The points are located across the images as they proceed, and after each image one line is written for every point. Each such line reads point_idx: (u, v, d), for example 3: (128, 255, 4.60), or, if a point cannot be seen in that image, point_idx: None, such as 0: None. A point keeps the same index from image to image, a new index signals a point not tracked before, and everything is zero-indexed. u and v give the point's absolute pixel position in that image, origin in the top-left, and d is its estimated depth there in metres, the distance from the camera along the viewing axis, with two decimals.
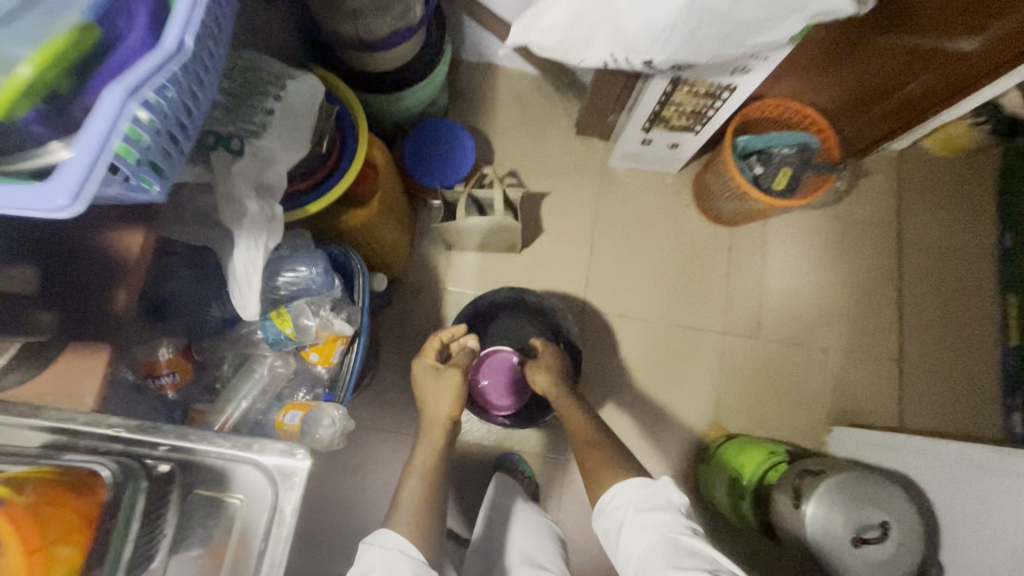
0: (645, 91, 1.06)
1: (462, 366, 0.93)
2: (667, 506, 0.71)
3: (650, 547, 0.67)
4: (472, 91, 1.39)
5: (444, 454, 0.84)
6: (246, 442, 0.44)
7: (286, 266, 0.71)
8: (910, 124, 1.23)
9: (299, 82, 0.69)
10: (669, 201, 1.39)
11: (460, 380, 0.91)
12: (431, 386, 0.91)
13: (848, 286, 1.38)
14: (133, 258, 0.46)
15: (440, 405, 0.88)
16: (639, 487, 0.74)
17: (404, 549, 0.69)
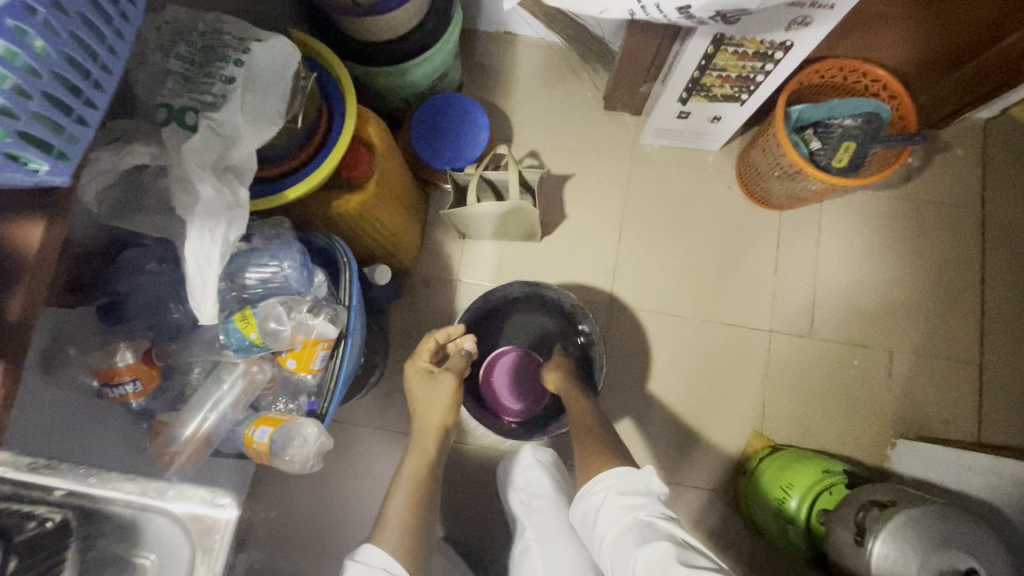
0: (683, 54, 0.91)
1: (457, 371, 0.82)
2: (647, 492, 0.65)
3: (621, 529, 0.62)
4: (489, 64, 1.26)
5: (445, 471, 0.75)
6: (161, 486, 0.36)
7: (256, 261, 0.64)
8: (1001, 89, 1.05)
9: (266, 43, 0.59)
10: (709, 182, 1.23)
11: (455, 387, 0.81)
12: (424, 391, 0.81)
13: (919, 279, 1.20)
14: (34, 254, 0.38)
15: (439, 413, 0.79)
16: (621, 471, 0.68)
17: (391, 569, 0.61)
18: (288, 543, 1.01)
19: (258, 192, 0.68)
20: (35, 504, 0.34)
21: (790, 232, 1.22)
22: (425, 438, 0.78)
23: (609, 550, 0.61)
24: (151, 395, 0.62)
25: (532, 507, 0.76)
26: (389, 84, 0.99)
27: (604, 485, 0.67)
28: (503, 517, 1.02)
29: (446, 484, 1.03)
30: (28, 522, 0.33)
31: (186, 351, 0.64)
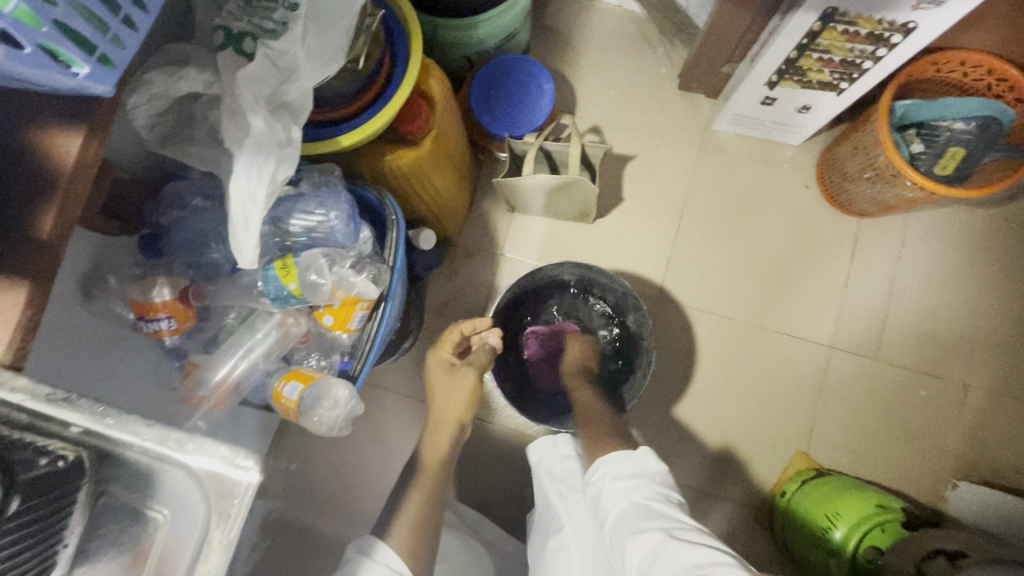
0: (782, 30, 0.81)
1: (478, 367, 0.78)
2: (643, 473, 0.60)
3: (617, 514, 0.58)
4: (561, 29, 1.18)
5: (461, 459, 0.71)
6: (188, 440, 0.32)
7: (303, 207, 0.60)
8: None
9: None
10: (785, 178, 1.13)
11: (474, 386, 0.76)
12: (441, 381, 0.78)
13: (1010, 310, 1.08)
14: (70, 169, 0.35)
15: (452, 409, 0.75)
16: (617, 454, 0.64)
17: (393, 565, 0.57)
18: (303, 498, 1.00)
19: (310, 135, 0.64)
20: (48, 438, 0.31)
21: (868, 243, 1.11)
22: (453, 428, 0.74)
23: (608, 537, 0.58)
24: (185, 334, 0.59)
25: (570, 497, 0.70)
26: (455, 38, 0.93)
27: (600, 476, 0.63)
28: (522, 503, 0.98)
29: (467, 461, 1.00)
30: (40, 459, 0.30)
31: (224, 293, 0.61)
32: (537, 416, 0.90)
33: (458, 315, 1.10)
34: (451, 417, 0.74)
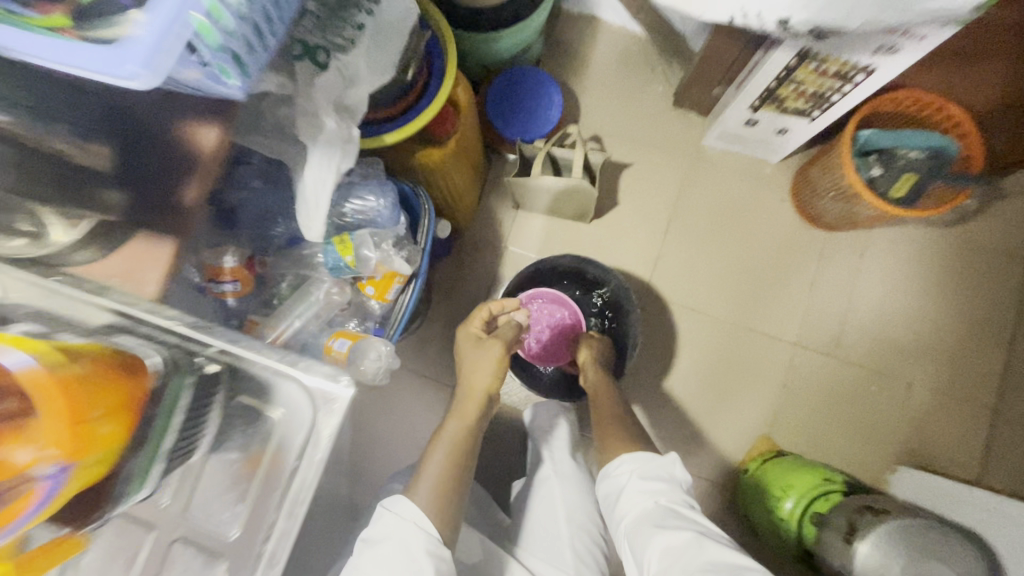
0: (764, 63, 0.93)
1: (503, 340, 0.87)
2: (667, 477, 0.70)
3: (641, 509, 0.67)
4: (570, 45, 1.30)
5: (474, 430, 0.80)
6: (300, 362, 0.44)
7: (355, 193, 0.71)
8: None
9: None
10: (763, 192, 1.27)
11: (500, 356, 0.85)
12: (471, 352, 0.88)
13: (953, 320, 1.22)
14: (207, 152, 0.44)
15: (479, 378, 0.84)
16: (645, 457, 0.73)
17: (420, 523, 0.66)
18: None
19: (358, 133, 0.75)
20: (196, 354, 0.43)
21: (833, 254, 1.25)
22: (479, 401, 0.82)
23: (629, 528, 0.67)
24: (245, 297, 0.69)
25: (554, 448, 0.87)
26: (478, 50, 1.04)
27: (625, 473, 0.73)
28: (515, 471, 1.10)
29: None
30: (197, 365, 0.42)
31: (278, 264, 0.74)
32: (534, 391, 1.01)
33: (465, 299, 1.21)
34: (476, 387, 0.84)
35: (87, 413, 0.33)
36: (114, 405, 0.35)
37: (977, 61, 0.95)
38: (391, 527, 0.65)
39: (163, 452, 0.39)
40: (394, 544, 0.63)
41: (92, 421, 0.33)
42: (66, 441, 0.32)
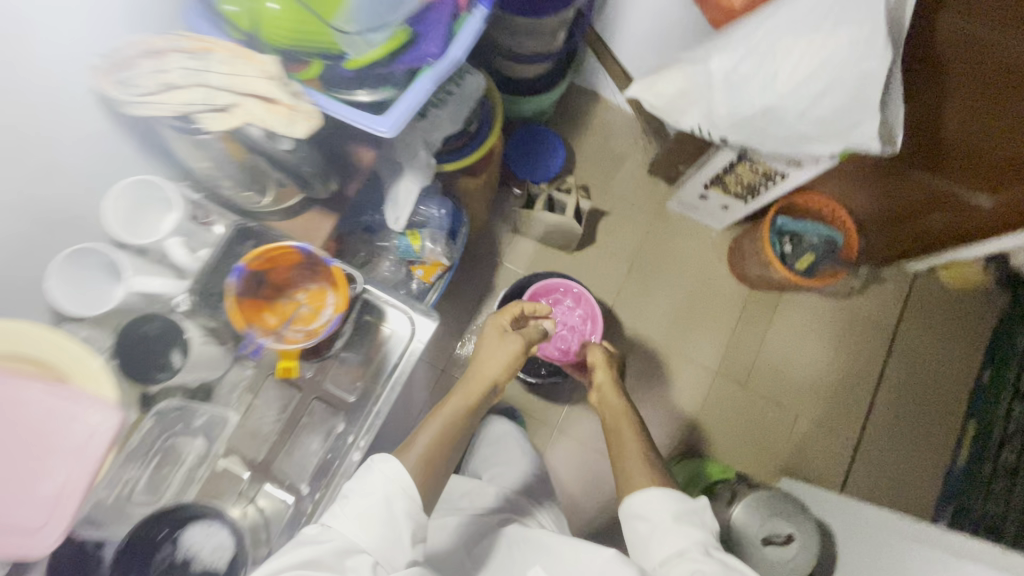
0: (714, 157, 1.29)
1: (523, 339, 0.97)
2: (700, 522, 0.70)
3: (677, 553, 0.67)
4: (574, 113, 1.64)
5: (472, 412, 0.89)
6: (408, 312, 0.69)
7: (422, 202, 0.98)
8: (929, 248, 1.39)
9: (473, 77, 0.94)
10: (706, 251, 1.62)
11: (515, 352, 0.96)
12: (493, 343, 0.98)
13: (836, 370, 1.57)
14: (364, 166, 0.71)
15: (490, 365, 0.94)
16: (676, 497, 0.72)
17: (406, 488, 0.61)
18: None
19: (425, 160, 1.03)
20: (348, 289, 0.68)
21: (752, 307, 1.60)
22: (484, 387, 0.92)
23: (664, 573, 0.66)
24: None
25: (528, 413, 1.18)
26: (508, 109, 1.35)
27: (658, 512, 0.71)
28: None
29: None
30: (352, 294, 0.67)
31: None
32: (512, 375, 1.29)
33: (465, 299, 1.49)
34: (486, 374, 0.93)
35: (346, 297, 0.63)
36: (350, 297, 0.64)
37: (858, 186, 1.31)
38: (379, 487, 0.60)
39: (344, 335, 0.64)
40: (378, 503, 0.59)
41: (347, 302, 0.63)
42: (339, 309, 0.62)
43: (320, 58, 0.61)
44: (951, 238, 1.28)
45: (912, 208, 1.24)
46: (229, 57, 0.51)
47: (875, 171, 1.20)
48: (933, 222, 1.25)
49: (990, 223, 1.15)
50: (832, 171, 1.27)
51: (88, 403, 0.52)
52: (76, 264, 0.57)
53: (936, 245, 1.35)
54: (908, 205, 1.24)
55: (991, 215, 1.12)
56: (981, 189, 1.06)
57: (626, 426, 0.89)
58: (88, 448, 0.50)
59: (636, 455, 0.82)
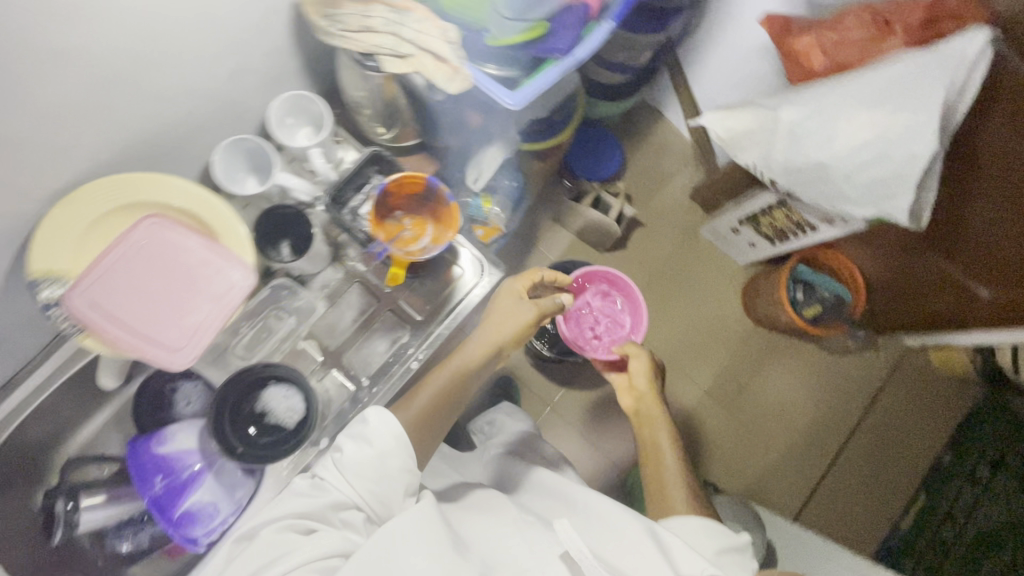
0: (756, 197, 1.40)
1: (542, 308, 0.77)
2: (743, 565, 0.63)
3: None
4: (635, 126, 1.75)
5: (464, 387, 0.72)
6: (481, 259, 0.80)
7: (498, 172, 1.08)
8: (927, 326, 1.49)
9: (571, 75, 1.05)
10: (724, 281, 1.74)
11: (529, 322, 0.75)
12: (504, 310, 0.76)
13: (813, 417, 1.69)
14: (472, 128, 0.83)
15: (496, 334, 0.74)
16: (718, 530, 0.65)
17: (399, 440, 0.62)
18: None
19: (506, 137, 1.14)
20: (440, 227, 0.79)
21: (752, 341, 1.72)
22: (486, 356, 0.73)
23: None
24: None
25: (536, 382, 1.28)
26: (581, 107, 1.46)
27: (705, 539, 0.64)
28: None
29: None
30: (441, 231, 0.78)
31: None
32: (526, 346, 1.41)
33: None
34: (489, 343, 0.74)
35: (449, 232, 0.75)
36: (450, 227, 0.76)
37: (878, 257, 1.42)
38: (379, 436, 0.62)
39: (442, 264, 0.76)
40: (374, 454, 0.62)
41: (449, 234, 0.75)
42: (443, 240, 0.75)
43: (469, 28, 0.76)
44: (949, 321, 1.39)
45: (921, 284, 1.35)
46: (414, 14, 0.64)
47: (900, 247, 1.30)
48: (938, 304, 1.35)
49: (988, 315, 1.26)
50: (858, 236, 1.38)
51: (227, 261, 0.62)
52: (235, 149, 0.72)
53: (934, 325, 1.46)
54: (917, 281, 1.35)
55: (989, 306, 1.23)
56: (987, 281, 1.17)
57: (666, 439, 0.84)
58: (226, 296, 0.62)
59: (672, 466, 0.80)
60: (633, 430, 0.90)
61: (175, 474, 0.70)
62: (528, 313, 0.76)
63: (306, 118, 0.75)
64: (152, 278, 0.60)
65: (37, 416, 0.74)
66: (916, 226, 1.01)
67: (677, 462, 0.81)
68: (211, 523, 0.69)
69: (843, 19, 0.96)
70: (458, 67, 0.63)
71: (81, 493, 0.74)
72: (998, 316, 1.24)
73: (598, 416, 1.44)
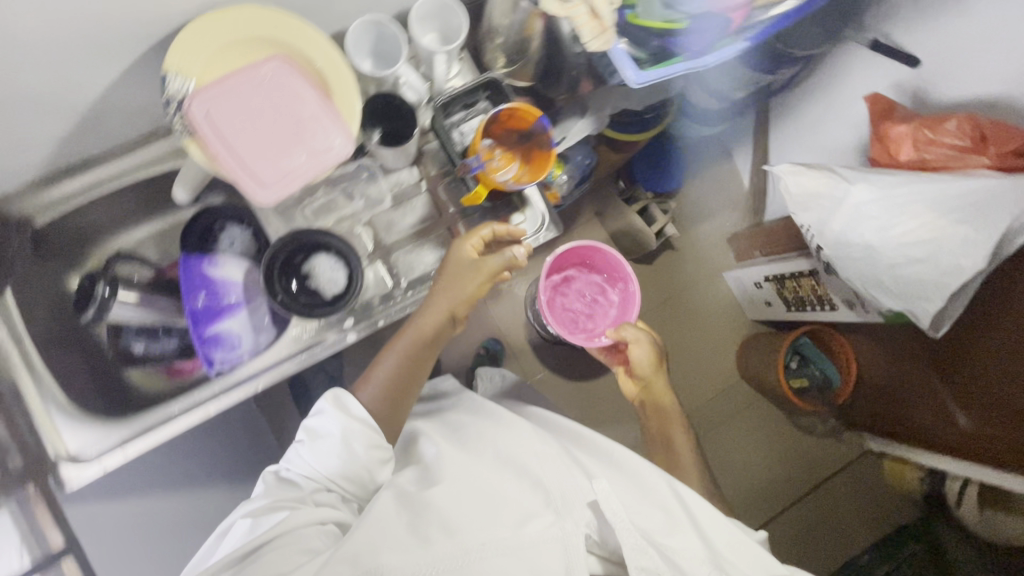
0: (792, 259, 1.44)
1: (487, 271, 0.75)
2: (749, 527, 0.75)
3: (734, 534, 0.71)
4: (703, 155, 1.78)
5: (426, 345, 0.78)
6: (546, 214, 0.82)
7: (578, 147, 1.12)
8: (899, 435, 1.52)
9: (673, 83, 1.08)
10: (727, 328, 1.80)
11: (476, 286, 0.75)
12: (447, 287, 0.76)
13: (756, 480, 1.74)
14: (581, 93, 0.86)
15: (441, 301, 0.76)
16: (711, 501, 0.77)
17: (367, 420, 0.70)
18: None
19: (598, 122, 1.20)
20: None
21: (730, 391, 1.78)
22: (439, 322, 0.77)
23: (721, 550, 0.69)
24: None
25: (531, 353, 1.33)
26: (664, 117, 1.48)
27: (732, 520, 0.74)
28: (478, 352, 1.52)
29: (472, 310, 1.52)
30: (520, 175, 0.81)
31: None
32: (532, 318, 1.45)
33: None
34: (440, 310, 0.76)
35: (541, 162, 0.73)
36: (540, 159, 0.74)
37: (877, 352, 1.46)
38: (329, 422, 0.69)
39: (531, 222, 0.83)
40: (340, 437, 0.69)
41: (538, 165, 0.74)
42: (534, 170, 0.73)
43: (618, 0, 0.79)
44: (922, 436, 1.41)
45: (910, 390, 1.38)
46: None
47: (903, 347, 1.34)
48: (918, 415, 1.38)
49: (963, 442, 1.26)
50: (871, 326, 1.42)
51: (334, 125, 0.65)
52: (368, 28, 0.74)
53: (906, 435, 1.48)
54: (908, 385, 1.38)
55: (967, 433, 1.23)
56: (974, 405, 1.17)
57: (680, 433, 0.89)
58: (323, 156, 0.65)
59: (686, 455, 0.87)
60: (647, 424, 0.94)
61: (216, 298, 0.77)
62: (473, 284, 0.75)
63: (437, 26, 0.76)
64: (265, 115, 0.63)
65: (103, 202, 0.78)
66: (930, 333, 1.06)
67: (689, 453, 0.87)
68: (232, 352, 0.78)
69: (947, 122, 0.98)
70: (604, 25, 0.64)
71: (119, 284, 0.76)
72: (976, 447, 1.22)
73: (572, 405, 1.49)
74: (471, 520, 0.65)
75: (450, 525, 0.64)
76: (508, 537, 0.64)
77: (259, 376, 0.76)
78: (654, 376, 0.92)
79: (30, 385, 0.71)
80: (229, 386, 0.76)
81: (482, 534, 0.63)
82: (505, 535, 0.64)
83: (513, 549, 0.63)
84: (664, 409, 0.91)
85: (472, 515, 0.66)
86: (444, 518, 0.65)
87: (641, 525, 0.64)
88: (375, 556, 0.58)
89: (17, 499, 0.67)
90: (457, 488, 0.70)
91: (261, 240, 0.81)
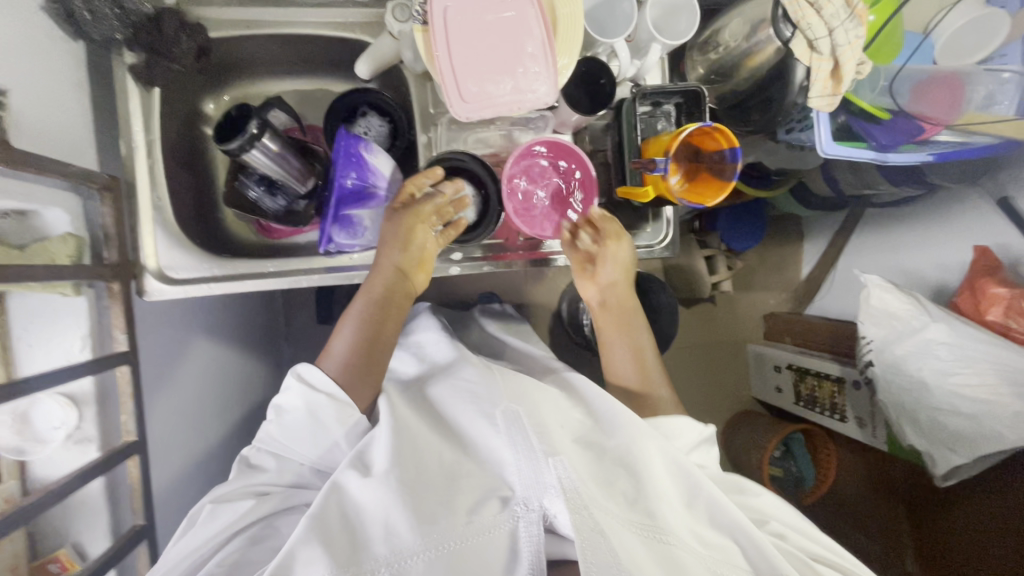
0: (823, 361, 1.45)
1: (422, 215, 0.70)
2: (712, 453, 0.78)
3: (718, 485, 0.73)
4: (779, 230, 1.78)
5: (378, 302, 0.72)
6: (669, 233, 0.85)
7: None
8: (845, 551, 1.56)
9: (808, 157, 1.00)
10: (728, 397, 1.81)
11: (414, 229, 0.71)
12: (393, 245, 0.71)
13: None
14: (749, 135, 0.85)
15: (385, 254, 0.72)
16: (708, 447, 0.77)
17: (334, 394, 0.66)
18: None
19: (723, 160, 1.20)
20: None
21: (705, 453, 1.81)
22: (386, 280, 0.72)
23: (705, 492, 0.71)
24: None
25: None
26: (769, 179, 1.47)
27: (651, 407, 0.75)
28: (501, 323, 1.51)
29: (511, 282, 1.50)
30: None
31: None
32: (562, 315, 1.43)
33: None
34: (385, 267, 0.72)
35: (709, 192, 0.71)
36: (709, 188, 0.71)
37: (851, 463, 1.51)
38: (295, 397, 0.67)
39: (652, 234, 0.86)
40: (308, 410, 0.66)
41: (705, 192, 0.72)
42: (698, 195, 0.71)
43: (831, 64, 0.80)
44: (874, 564, 1.43)
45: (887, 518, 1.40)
46: (856, 25, 0.64)
47: (901, 480, 1.34)
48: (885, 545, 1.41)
49: None
50: (850, 438, 1.48)
51: (547, 70, 0.63)
52: None
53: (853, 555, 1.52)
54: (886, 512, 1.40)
55: None
56: (952, 562, 1.19)
57: (624, 331, 0.84)
58: (524, 95, 0.63)
59: (627, 355, 0.83)
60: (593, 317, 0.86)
61: (365, 182, 0.72)
62: (423, 236, 0.72)
63: (660, 14, 0.73)
64: (489, 33, 0.61)
65: (274, 41, 0.75)
66: (936, 478, 1.10)
67: (633, 362, 0.83)
68: (353, 240, 0.73)
69: None
70: (833, 93, 0.66)
71: (248, 108, 0.68)
72: None
73: None
74: (420, 505, 0.58)
75: (400, 521, 0.57)
76: (461, 528, 0.57)
77: (358, 269, 0.75)
78: (621, 275, 0.81)
79: (146, 190, 0.70)
80: (329, 267, 0.74)
81: (434, 529, 0.57)
82: (456, 528, 0.57)
83: (462, 538, 0.57)
84: (618, 308, 0.84)
85: (422, 506, 0.58)
86: (391, 506, 0.58)
87: (597, 501, 0.58)
88: (321, 562, 0.53)
89: (98, 292, 0.65)
90: (404, 459, 0.62)
91: (395, 137, 0.81)
